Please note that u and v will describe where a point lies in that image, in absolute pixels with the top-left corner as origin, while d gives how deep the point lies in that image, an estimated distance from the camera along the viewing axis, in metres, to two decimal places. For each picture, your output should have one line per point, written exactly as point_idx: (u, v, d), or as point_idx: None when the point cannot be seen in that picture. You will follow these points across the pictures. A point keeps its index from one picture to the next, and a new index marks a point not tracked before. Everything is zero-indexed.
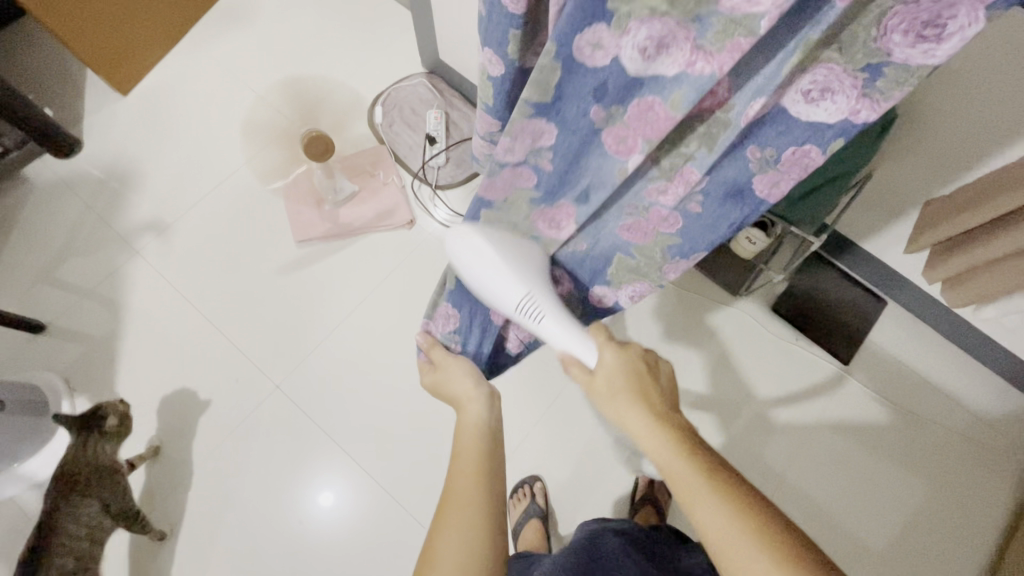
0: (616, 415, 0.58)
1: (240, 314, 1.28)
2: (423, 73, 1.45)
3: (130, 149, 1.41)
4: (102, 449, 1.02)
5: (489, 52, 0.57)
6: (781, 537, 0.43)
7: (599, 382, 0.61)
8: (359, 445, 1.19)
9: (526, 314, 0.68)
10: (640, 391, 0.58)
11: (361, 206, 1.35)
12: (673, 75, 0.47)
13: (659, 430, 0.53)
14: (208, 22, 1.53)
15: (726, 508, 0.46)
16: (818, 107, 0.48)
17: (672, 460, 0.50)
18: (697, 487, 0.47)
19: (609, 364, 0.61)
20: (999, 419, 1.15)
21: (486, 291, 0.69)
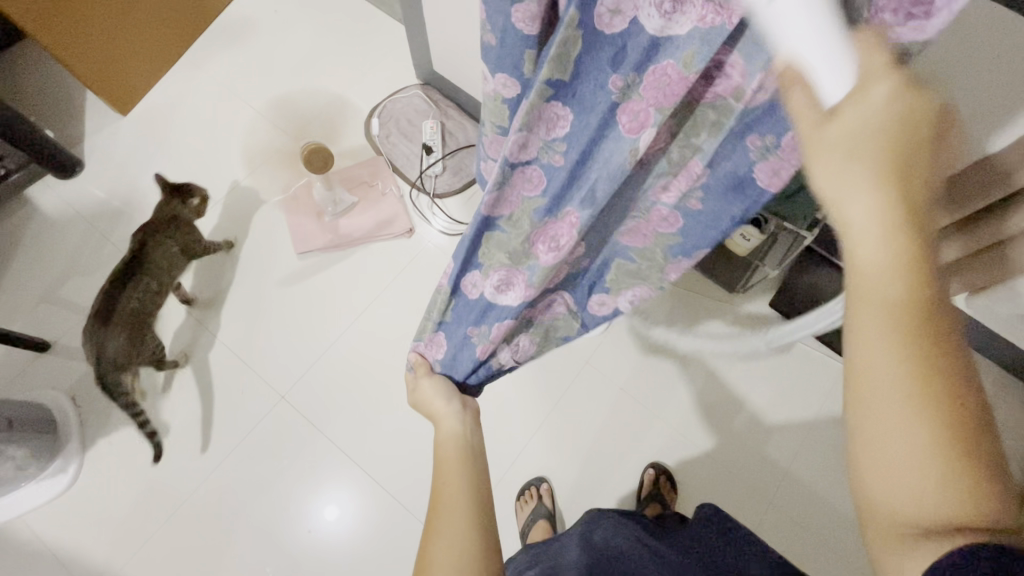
0: (832, 185, 0.36)
1: (244, 325, 1.29)
2: (418, 84, 1.47)
3: (133, 167, 1.43)
4: (181, 210, 1.18)
5: (503, 75, 0.62)
6: (970, 440, 0.32)
7: (833, 129, 0.36)
8: (364, 453, 1.20)
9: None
10: (898, 163, 0.34)
11: (361, 217, 1.37)
12: (684, 36, 0.48)
13: (894, 240, 0.33)
14: (207, 41, 1.56)
15: (918, 384, 0.32)
16: None
17: (895, 290, 0.33)
18: (895, 319, 0.33)
19: (873, 101, 0.35)
20: (992, 404, 1.19)
21: None
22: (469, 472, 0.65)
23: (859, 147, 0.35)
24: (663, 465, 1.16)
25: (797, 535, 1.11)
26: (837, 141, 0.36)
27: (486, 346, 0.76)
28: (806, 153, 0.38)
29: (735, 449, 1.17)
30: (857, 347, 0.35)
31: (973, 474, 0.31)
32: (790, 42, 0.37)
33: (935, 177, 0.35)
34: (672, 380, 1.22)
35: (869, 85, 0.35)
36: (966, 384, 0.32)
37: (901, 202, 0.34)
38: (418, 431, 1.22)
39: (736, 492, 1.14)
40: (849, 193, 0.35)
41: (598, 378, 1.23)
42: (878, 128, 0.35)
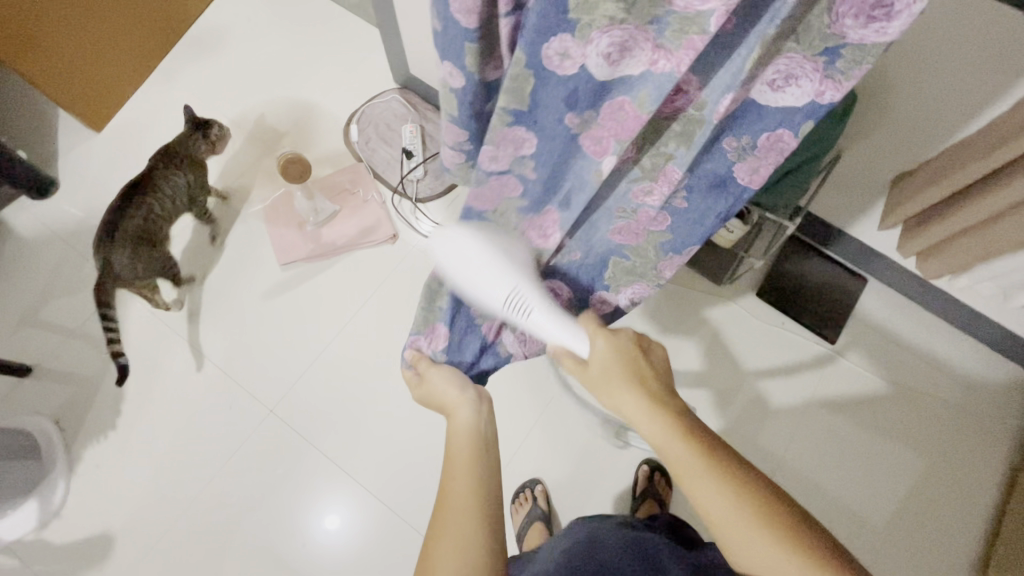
0: (615, 404, 0.62)
1: (230, 339, 1.27)
2: (396, 88, 1.46)
3: (109, 184, 1.40)
4: (198, 145, 1.22)
5: (449, 64, 0.58)
6: (783, 519, 0.50)
7: (594, 370, 0.64)
8: (356, 462, 1.19)
9: (514, 310, 0.67)
10: (634, 377, 0.62)
11: (343, 225, 1.35)
12: (639, 72, 0.51)
13: (661, 421, 0.57)
14: (179, 53, 1.54)
15: (733, 495, 0.51)
16: (784, 93, 0.51)
17: (676, 446, 0.55)
18: (693, 466, 0.53)
19: (599, 350, 0.65)
20: (988, 386, 1.17)
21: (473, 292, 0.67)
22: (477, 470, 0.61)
23: (609, 379, 0.62)
24: (658, 460, 1.16)
25: None
26: (603, 391, 0.63)
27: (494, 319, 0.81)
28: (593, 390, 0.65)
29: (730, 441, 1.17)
30: (692, 496, 0.53)
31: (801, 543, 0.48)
32: (552, 338, 0.68)
33: (663, 382, 0.63)
34: None
35: (594, 340, 0.66)
36: (753, 481, 0.52)
37: (651, 398, 0.60)
38: (410, 437, 1.20)
39: None
40: (624, 407, 0.61)
41: None
42: (620, 364, 0.63)
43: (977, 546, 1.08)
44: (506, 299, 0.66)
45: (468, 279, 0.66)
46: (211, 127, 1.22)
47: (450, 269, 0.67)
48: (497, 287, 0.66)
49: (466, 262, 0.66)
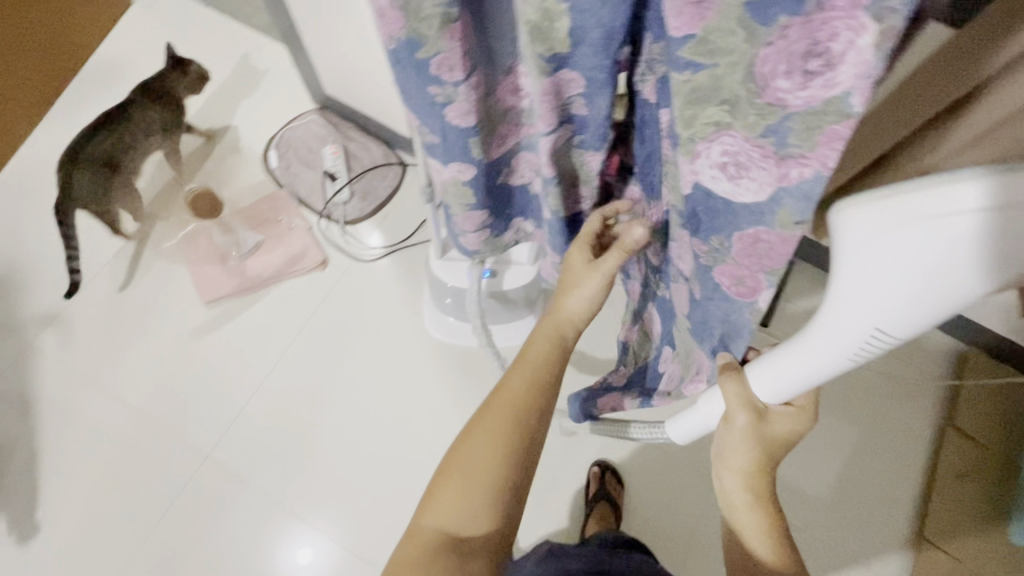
0: (728, 451, 0.60)
1: (158, 387, 1.21)
2: (315, 108, 1.41)
3: (10, 232, 1.31)
4: (177, 79, 1.26)
5: (456, 164, 0.62)
6: None
7: (762, 421, 0.59)
8: (303, 499, 1.15)
9: (838, 320, 0.48)
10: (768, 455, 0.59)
11: (268, 255, 1.30)
12: (762, 198, 0.46)
13: (755, 492, 0.59)
14: (77, 87, 1.45)
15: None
16: (742, 184, 0.46)
17: (758, 520, 0.59)
18: (765, 540, 0.58)
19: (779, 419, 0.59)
20: (913, 352, 1.22)
21: (855, 283, 0.43)
22: (535, 391, 0.61)
23: (750, 456, 0.58)
24: (608, 461, 1.17)
25: None
26: (722, 454, 0.61)
27: (616, 397, 0.82)
28: (731, 422, 0.60)
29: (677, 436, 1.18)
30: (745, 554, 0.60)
31: None
32: (799, 371, 0.55)
33: None
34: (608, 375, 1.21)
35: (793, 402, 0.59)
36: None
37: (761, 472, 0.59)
38: (356, 466, 1.17)
39: (682, 482, 1.15)
40: (731, 473, 0.60)
41: None
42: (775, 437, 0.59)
43: (914, 501, 1.14)
44: (845, 332, 0.48)
45: (877, 275, 0.41)
46: (190, 66, 1.27)
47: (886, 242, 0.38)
48: (861, 313, 0.45)
49: (910, 254, 0.38)
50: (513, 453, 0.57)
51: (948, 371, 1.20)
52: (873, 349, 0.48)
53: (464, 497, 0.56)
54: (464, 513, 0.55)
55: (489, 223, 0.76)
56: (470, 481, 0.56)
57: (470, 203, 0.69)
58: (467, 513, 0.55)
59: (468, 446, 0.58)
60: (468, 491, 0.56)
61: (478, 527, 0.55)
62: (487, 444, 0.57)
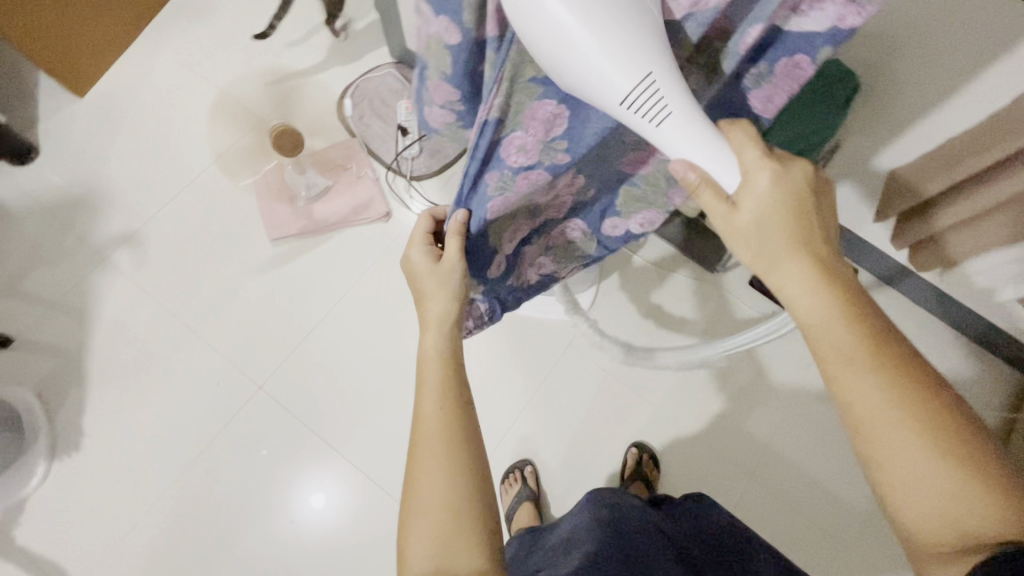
0: (769, 255, 0.49)
1: (220, 313, 1.26)
2: (392, 62, 1.42)
3: (94, 151, 1.36)
4: None
5: (445, 19, 0.48)
6: (945, 421, 0.44)
7: (743, 212, 0.47)
8: (347, 439, 1.19)
9: (639, 115, 0.41)
10: (798, 228, 0.48)
11: (336, 201, 1.33)
12: (684, 14, 0.41)
13: (823, 289, 0.47)
14: (166, 16, 1.48)
15: (901, 403, 0.44)
16: (663, 1, 0.39)
17: (842, 332, 0.46)
18: (862, 361, 0.45)
19: (760, 190, 0.47)
20: (970, 380, 1.20)
21: (600, 82, 0.39)
22: (449, 396, 0.55)
23: (778, 235, 0.48)
24: (647, 444, 1.18)
25: (774, 526, 1.13)
26: (758, 249, 0.49)
27: (541, 261, 0.82)
28: (719, 230, 0.49)
29: (717, 429, 1.19)
30: (832, 384, 0.47)
31: (971, 460, 0.43)
32: (683, 151, 0.45)
33: (822, 224, 0.50)
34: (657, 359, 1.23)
35: (758, 174, 0.46)
36: (908, 366, 0.45)
37: (820, 265, 0.48)
38: (402, 414, 1.21)
39: (718, 472, 1.16)
40: (784, 267, 0.48)
41: (579, 360, 1.23)
42: (781, 209, 0.47)
43: None
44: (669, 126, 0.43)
45: (610, 67, 0.38)
46: None
47: (541, 12, 0.36)
48: (666, 87, 0.41)
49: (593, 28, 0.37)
50: (462, 469, 0.51)
51: (1004, 403, 1.18)
52: (689, 134, 0.44)
53: (439, 540, 0.48)
54: (451, 553, 0.48)
55: (459, 108, 0.62)
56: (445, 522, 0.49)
57: (449, 73, 0.54)
58: (465, 567, 0.48)
59: (416, 491, 0.50)
60: (445, 525, 0.49)
61: (476, 564, 0.48)
62: (438, 469, 0.51)
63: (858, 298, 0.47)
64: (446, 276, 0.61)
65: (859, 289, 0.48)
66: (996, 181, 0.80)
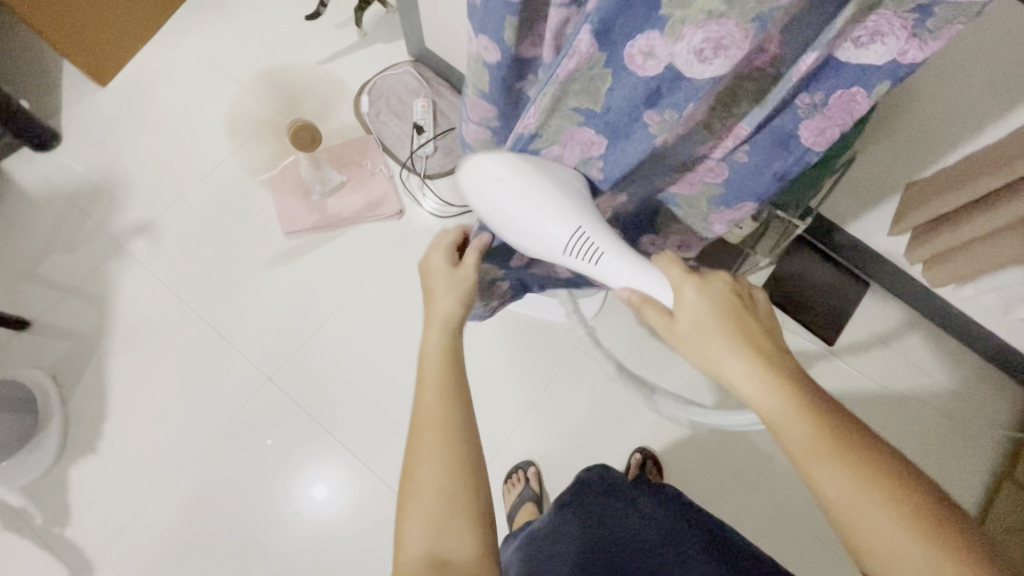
0: (714, 359, 0.52)
1: (232, 304, 1.27)
2: (409, 60, 1.43)
3: (113, 141, 1.39)
4: None
5: (485, 39, 0.54)
6: (912, 498, 0.42)
7: (681, 324, 0.55)
8: (353, 433, 1.20)
9: (579, 257, 0.59)
10: (736, 328, 0.52)
11: (350, 197, 1.34)
12: (723, 74, 0.45)
13: (768, 381, 0.49)
14: (187, 9, 1.50)
15: (866, 481, 0.43)
16: (711, 65, 0.44)
17: (791, 418, 0.47)
18: (814, 444, 0.45)
19: (692, 304, 0.55)
20: (978, 398, 1.19)
21: (535, 233, 0.58)
22: (449, 388, 0.55)
23: (718, 333, 0.52)
24: (650, 449, 1.18)
25: (775, 536, 1.13)
26: (699, 348, 0.54)
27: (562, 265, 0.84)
28: (677, 343, 0.56)
29: (721, 437, 1.19)
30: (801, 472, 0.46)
31: (945, 534, 0.41)
32: (621, 280, 0.60)
33: (758, 325, 0.53)
34: (663, 364, 1.24)
35: (683, 292, 0.55)
36: (865, 443, 0.45)
37: (763, 361, 0.50)
38: (407, 410, 1.22)
39: (721, 480, 1.16)
40: (730, 366, 0.51)
41: (585, 362, 1.24)
42: (714, 315, 0.53)
43: None
44: (599, 261, 0.59)
45: (541, 225, 0.57)
46: None
47: (484, 202, 0.58)
48: (591, 235, 0.58)
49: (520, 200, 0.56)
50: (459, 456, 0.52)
51: (1011, 422, 1.17)
52: (616, 266, 0.59)
53: (433, 525, 0.49)
54: (444, 538, 0.49)
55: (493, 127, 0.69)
56: (436, 507, 0.49)
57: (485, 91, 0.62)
58: (458, 552, 0.48)
59: (412, 477, 0.51)
60: (440, 511, 0.49)
61: (468, 551, 0.49)
62: (436, 455, 0.51)
63: (806, 385, 0.49)
64: (454, 279, 0.64)
65: (804, 377, 0.50)
66: (993, 210, 0.79)
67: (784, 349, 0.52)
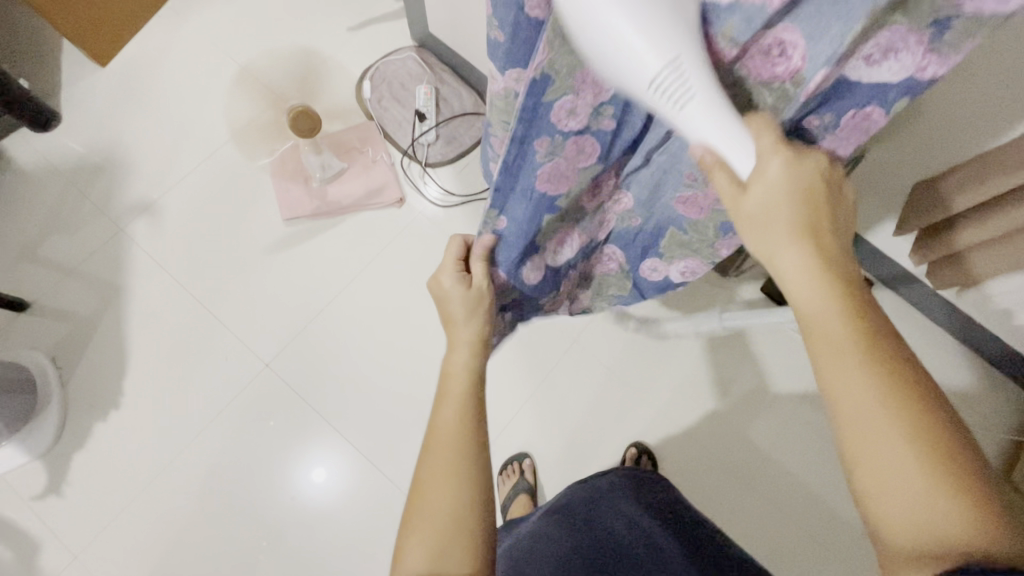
0: (769, 244, 0.45)
1: (231, 289, 1.27)
2: (412, 46, 1.41)
3: (113, 122, 1.37)
4: None
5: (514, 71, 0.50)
6: (940, 434, 0.38)
7: (752, 198, 0.44)
8: (350, 422, 1.20)
9: (662, 98, 0.39)
10: (808, 219, 0.44)
11: (350, 184, 1.33)
12: (724, 7, 0.39)
13: (823, 282, 0.43)
14: None
15: (894, 404, 0.39)
16: None
17: (835, 324, 0.42)
18: (848, 352, 0.41)
19: (773, 177, 0.43)
20: (978, 402, 1.18)
21: (619, 58, 0.36)
22: (467, 412, 0.55)
23: (785, 209, 0.44)
24: (646, 444, 1.18)
25: (768, 534, 1.13)
26: (762, 223, 0.44)
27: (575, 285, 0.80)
28: (733, 219, 0.46)
29: (718, 434, 1.19)
30: (823, 384, 0.42)
31: (964, 479, 0.36)
32: (705, 137, 0.42)
33: (834, 220, 0.46)
34: (662, 359, 1.23)
35: (767, 159, 0.43)
36: (905, 369, 0.40)
37: (824, 259, 0.44)
38: (405, 400, 1.22)
39: (716, 476, 1.16)
40: (785, 253, 0.44)
41: (583, 356, 1.23)
42: (787, 196, 0.44)
43: None
44: (690, 117, 0.40)
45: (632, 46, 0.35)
46: None
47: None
48: (690, 69, 0.38)
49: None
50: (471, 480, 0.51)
51: (1011, 425, 1.17)
52: (708, 122, 0.41)
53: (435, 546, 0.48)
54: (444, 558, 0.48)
55: None
56: (440, 532, 0.49)
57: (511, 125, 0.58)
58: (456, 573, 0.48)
59: (421, 497, 0.51)
60: (443, 532, 0.49)
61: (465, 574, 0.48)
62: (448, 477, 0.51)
63: (864, 292, 0.44)
64: (475, 303, 0.62)
65: (863, 287, 0.44)
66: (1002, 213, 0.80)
67: (852, 253, 0.46)
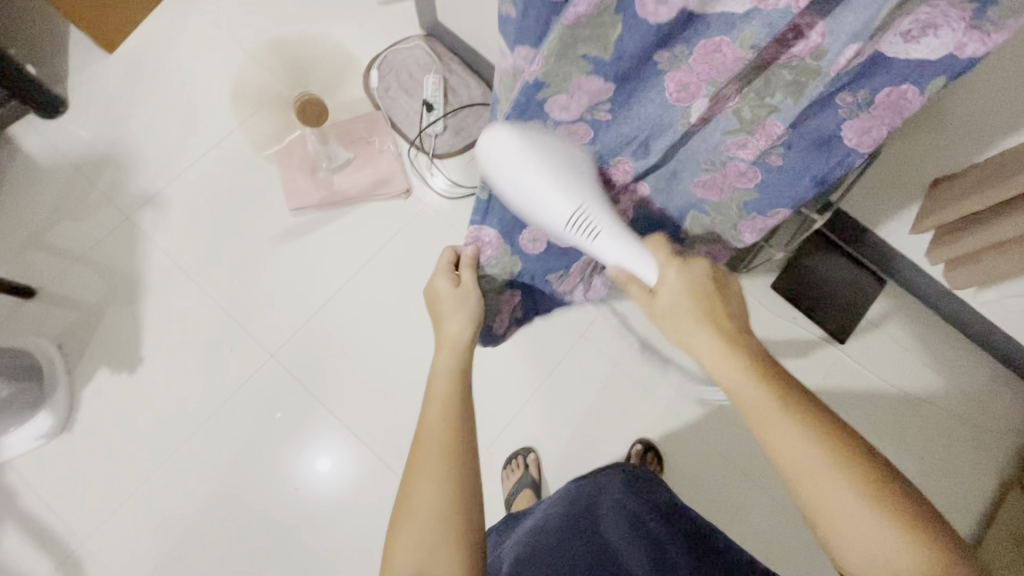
0: (684, 334, 0.56)
1: (237, 279, 1.26)
2: (421, 35, 1.39)
3: (120, 109, 1.37)
4: None
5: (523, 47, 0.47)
6: (867, 469, 0.46)
7: (660, 301, 0.58)
8: (354, 413, 1.20)
9: (578, 232, 0.57)
10: (705, 309, 0.56)
11: (356, 174, 1.32)
12: (740, 15, 0.42)
13: (733, 359, 0.52)
14: None
15: (825, 452, 0.46)
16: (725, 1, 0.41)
17: (753, 391, 0.50)
18: (777, 415, 0.48)
19: (670, 283, 0.58)
20: (992, 403, 1.16)
21: (539, 209, 0.55)
22: (452, 411, 0.55)
23: (691, 305, 0.56)
24: (652, 440, 1.17)
25: (773, 533, 1.12)
26: (673, 319, 0.57)
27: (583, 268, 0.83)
28: (654, 320, 0.59)
29: (725, 432, 1.17)
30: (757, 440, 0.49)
31: (894, 505, 0.44)
32: (615, 259, 0.60)
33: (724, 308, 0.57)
34: (670, 356, 1.21)
35: (662, 270, 0.59)
36: (824, 420, 0.48)
37: (730, 338, 0.54)
38: (410, 392, 1.21)
39: (722, 474, 1.15)
40: (698, 337, 0.55)
41: (590, 351, 1.22)
42: (688, 296, 0.57)
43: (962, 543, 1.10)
44: (600, 244, 0.59)
45: (550, 202, 0.54)
46: None
47: (498, 170, 0.52)
48: (594, 210, 0.57)
49: (541, 166, 0.52)
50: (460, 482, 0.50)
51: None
52: (612, 243, 0.59)
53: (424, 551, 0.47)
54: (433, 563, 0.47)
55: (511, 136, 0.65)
56: (429, 534, 0.48)
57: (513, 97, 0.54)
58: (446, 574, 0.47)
59: (410, 500, 0.50)
60: (434, 536, 0.48)
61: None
62: (438, 482, 0.50)
63: (770, 364, 0.52)
64: (461, 302, 0.65)
65: (766, 357, 0.53)
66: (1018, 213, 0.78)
67: (748, 331, 0.56)
